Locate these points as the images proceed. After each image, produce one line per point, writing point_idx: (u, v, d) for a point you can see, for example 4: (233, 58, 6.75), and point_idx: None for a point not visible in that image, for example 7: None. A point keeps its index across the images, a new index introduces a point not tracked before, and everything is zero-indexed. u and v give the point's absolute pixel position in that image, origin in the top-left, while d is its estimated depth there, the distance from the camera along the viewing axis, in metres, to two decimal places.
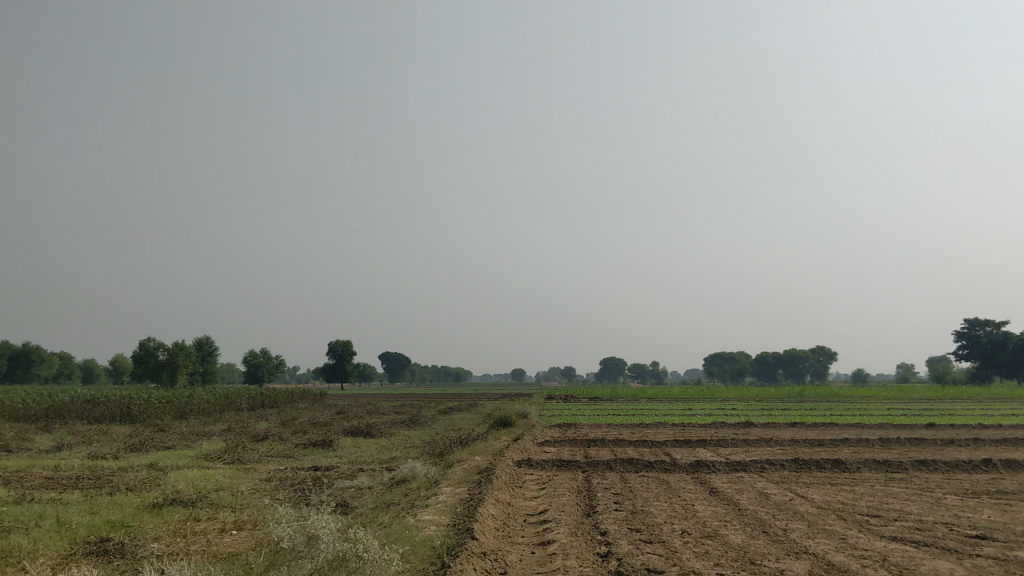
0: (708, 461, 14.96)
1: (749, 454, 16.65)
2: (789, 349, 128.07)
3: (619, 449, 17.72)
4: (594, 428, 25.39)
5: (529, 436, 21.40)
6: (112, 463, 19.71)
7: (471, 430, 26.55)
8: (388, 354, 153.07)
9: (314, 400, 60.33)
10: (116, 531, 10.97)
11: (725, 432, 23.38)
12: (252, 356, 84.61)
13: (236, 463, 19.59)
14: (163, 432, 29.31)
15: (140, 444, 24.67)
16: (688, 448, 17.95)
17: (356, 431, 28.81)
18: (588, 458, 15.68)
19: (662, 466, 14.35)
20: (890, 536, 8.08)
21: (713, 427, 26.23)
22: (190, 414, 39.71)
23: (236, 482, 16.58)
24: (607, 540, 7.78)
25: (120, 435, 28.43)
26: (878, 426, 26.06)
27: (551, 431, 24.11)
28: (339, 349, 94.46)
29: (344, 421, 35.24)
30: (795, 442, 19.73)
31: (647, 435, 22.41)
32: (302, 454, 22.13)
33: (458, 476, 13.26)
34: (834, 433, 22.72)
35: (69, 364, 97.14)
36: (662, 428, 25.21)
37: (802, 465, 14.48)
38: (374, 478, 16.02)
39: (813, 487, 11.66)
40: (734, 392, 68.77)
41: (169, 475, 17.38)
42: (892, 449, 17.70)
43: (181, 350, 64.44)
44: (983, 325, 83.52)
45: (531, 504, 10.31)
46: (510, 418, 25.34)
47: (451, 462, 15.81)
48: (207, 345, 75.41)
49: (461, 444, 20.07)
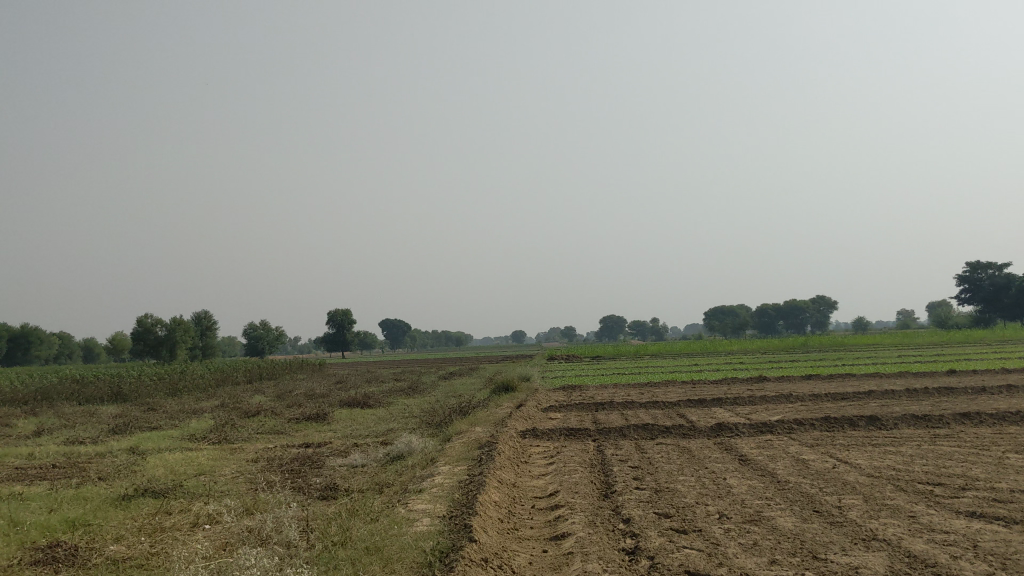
0: (729, 424, 13.69)
1: (773, 413, 15.41)
2: (789, 301, 127.30)
3: (629, 413, 16.50)
4: (601, 390, 24.18)
5: (533, 400, 20.15)
6: (91, 448, 18.45)
7: (472, 396, 25.33)
8: (387, 321, 152.35)
9: (313, 371, 59.25)
10: (73, 533, 9.74)
11: (739, 389, 22.07)
12: (251, 328, 83.41)
13: (222, 444, 18.34)
14: (153, 411, 28.03)
15: (126, 424, 23.52)
16: (704, 409, 16.72)
17: (353, 402, 27.62)
18: (598, 425, 14.43)
19: (680, 431, 13.08)
20: (968, 511, 6.77)
21: (724, 383, 24.97)
22: (183, 391, 38.47)
23: (220, 465, 15.36)
24: (632, 531, 6.51)
25: (106, 416, 27.14)
26: (898, 376, 24.79)
27: (555, 396, 22.85)
28: (339, 317, 93.30)
29: (342, 392, 34.05)
30: (817, 397, 18.47)
31: (657, 395, 21.14)
32: (293, 430, 20.90)
33: (456, 452, 11.96)
34: (854, 386, 21.43)
35: (69, 344, 96.17)
36: (671, 387, 24.00)
37: (834, 424, 13.18)
38: (367, 456, 14.77)
39: (854, 450, 10.37)
40: (739, 345, 67.62)
41: (148, 459, 16.13)
42: (923, 401, 16.40)
43: (181, 325, 63.31)
44: (986, 268, 82.33)
45: (539, 484, 9.05)
46: (512, 383, 24.11)
47: (450, 435, 14.54)
48: (206, 319, 74.22)
49: (462, 412, 18.88)
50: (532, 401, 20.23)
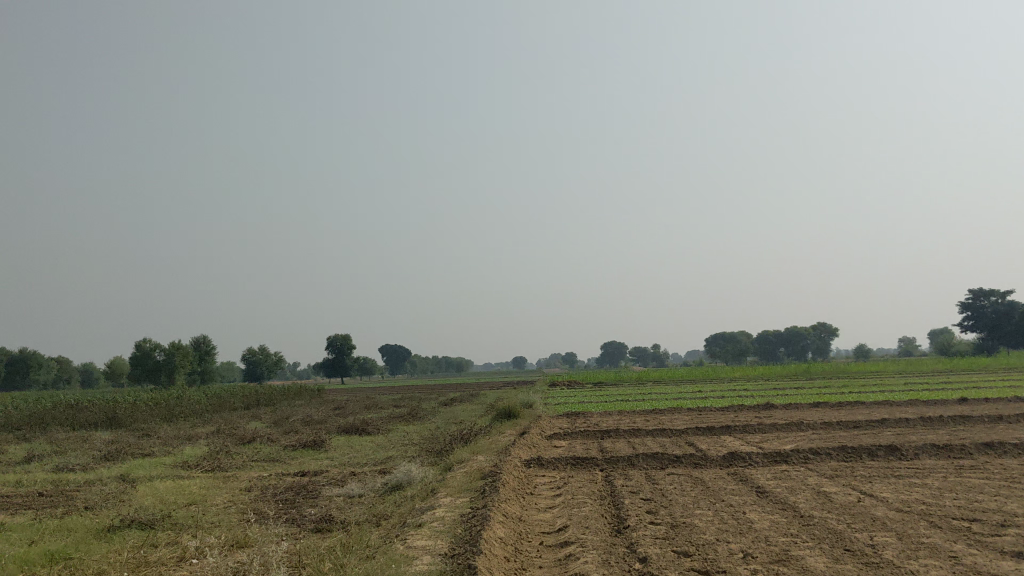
0: (742, 453, 13.16)
1: (786, 441, 14.89)
2: (790, 328, 126.78)
3: (636, 441, 15.97)
4: (605, 417, 23.65)
5: (535, 428, 19.61)
6: (80, 475, 17.91)
7: (473, 423, 24.78)
8: (387, 347, 151.77)
9: (311, 396, 58.66)
10: (52, 568, 9.20)
11: (746, 416, 21.57)
12: (251, 353, 82.83)
13: (215, 471, 17.81)
14: (147, 437, 27.45)
15: (117, 451, 22.95)
16: (714, 437, 16.21)
17: (351, 429, 27.05)
18: (605, 454, 13.91)
19: (692, 460, 12.56)
20: (1013, 552, 6.26)
21: (731, 410, 24.43)
22: (179, 417, 37.87)
23: (212, 494, 14.81)
24: (650, 572, 6.00)
25: (99, 442, 26.55)
26: (910, 404, 24.20)
27: (559, 423, 22.31)
28: (338, 342, 92.76)
29: (340, 418, 33.47)
30: (828, 425, 17.96)
31: (662, 422, 20.63)
32: (289, 457, 20.35)
33: (457, 482, 11.42)
34: (865, 413, 20.91)
35: (67, 368, 95.55)
36: (677, 415, 23.48)
37: (851, 454, 12.67)
38: (365, 485, 14.24)
39: (878, 483, 9.83)
40: (742, 372, 67.09)
41: (138, 488, 15.58)
42: (940, 430, 15.88)
43: (179, 350, 62.78)
44: (988, 296, 81.83)
45: (546, 519, 8.53)
46: (514, 409, 23.58)
47: (451, 464, 14.02)
48: (205, 344, 73.64)
49: (462, 439, 18.35)
50: (534, 427, 19.70)
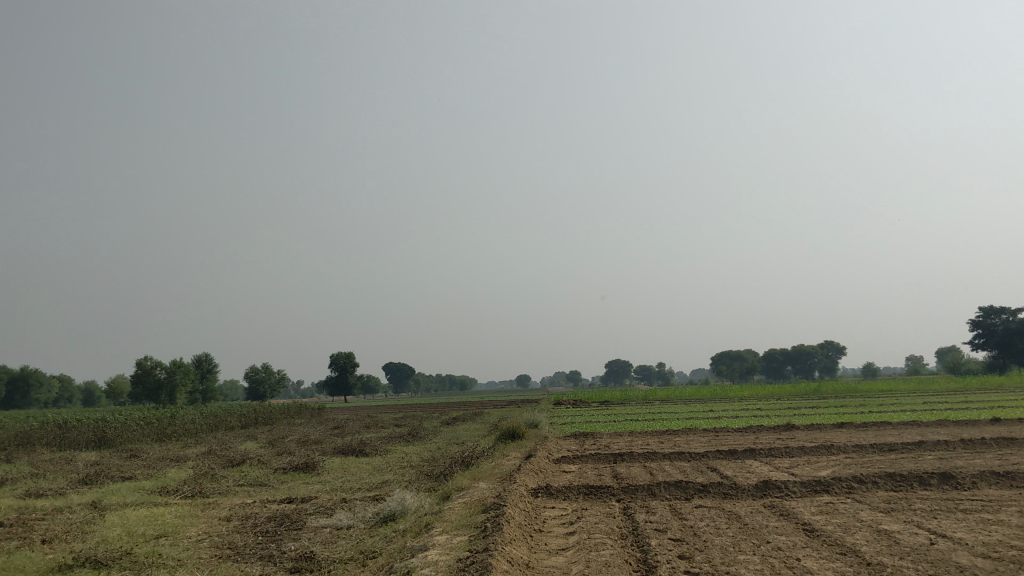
0: (776, 481, 11.73)
1: (820, 467, 13.48)
2: (797, 346, 125.02)
3: (652, 466, 14.55)
4: (616, 439, 22.21)
5: (542, 450, 18.23)
6: (49, 501, 16.49)
7: (475, 444, 23.40)
8: (391, 366, 150.64)
9: (311, 416, 57.24)
10: None
11: (769, 438, 20.19)
12: (254, 371, 81.56)
13: (194, 497, 16.41)
14: (133, 459, 26.05)
15: (97, 474, 21.48)
16: (738, 462, 14.78)
17: (347, 449, 25.67)
18: (621, 480, 12.53)
19: (720, 490, 11.15)
20: None
21: (748, 432, 22.95)
22: (172, 437, 36.42)
23: (186, 525, 13.40)
24: None
25: (82, 464, 25.14)
26: (938, 424, 22.74)
27: (566, 444, 20.87)
28: (341, 360, 91.29)
29: (338, 438, 32.06)
30: (860, 448, 16.56)
31: (679, 444, 19.24)
32: (278, 481, 18.98)
33: (455, 516, 9.99)
34: (895, 435, 19.47)
35: (69, 387, 94.42)
36: (691, 436, 22.05)
37: (901, 482, 11.23)
38: (354, 515, 12.87)
39: (947, 520, 8.42)
40: (753, 390, 65.28)
41: (108, 517, 14.20)
42: (985, 455, 14.46)
43: (180, 368, 61.35)
44: (999, 313, 80.18)
45: (559, 566, 7.14)
46: (518, 429, 22.16)
47: (450, 493, 12.61)
48: (207, 362, 72.31)
49: (464, 462, 17.01)
50: (540, 450, 18.30)
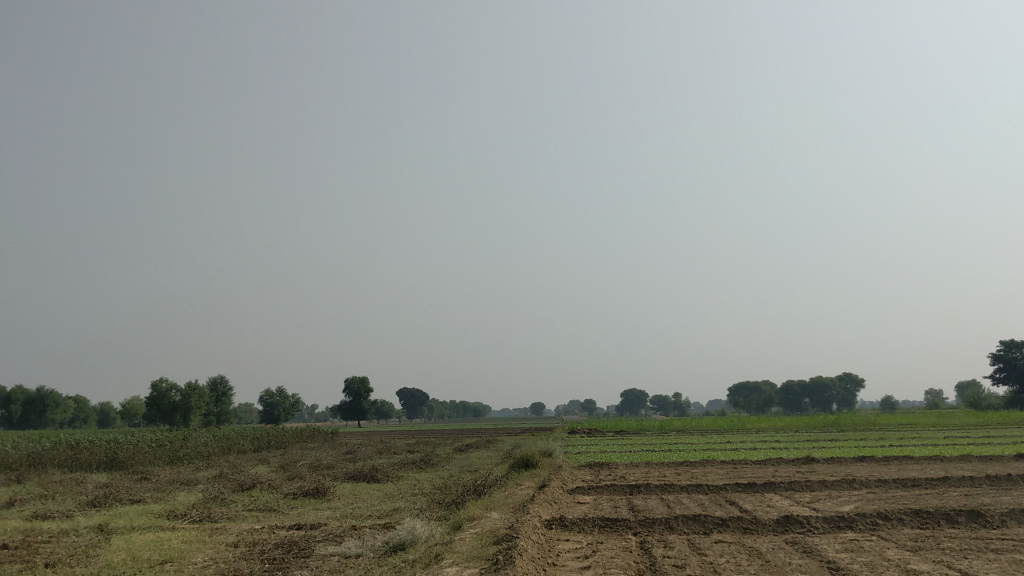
0: (798, 516, 11.36)
1: (842, 503, 13.09)
2: (814, 377, 123.87)
3: (670, 499, 14.18)
4: (631, 469, 21.81)
5: (557, 479, 17.88)
6: (56, 524, 16.30)
7: (488, 472, 23.05)
8: (405, 392, 150.39)
9: (324, 440, 56.97)
10: None
11: (788, 471, 19.76)
12: (268, 395, 81.46)
13: (203, 522, 16.18)
14: (143, 481, 25.83)
15: (105, 496, 21.27)
16: (757, 496, 14.40)
17: (358, 475, 25.36)
18: (637, 513, 12.20)
19: (740, 525, 10.79)
20: None
21: (768, 465, 22.48)
22: (183, 459, 36.22)
23: (192, 550, 13.15)
24: None
25: (92, 486, 24.94)
26: (961, 459, 22.23)
27: (581, 474, 20.50)
28: (355, 385, 91.08)
29: (350, 463, 31.76)
30: (883, 483, 16.13)
31: (697, 476, 18.83)
32: (288, 507, 18.70)
33: (466, 548, 9.69)
34: (918, 470, 19.01)
35: (84, 408, 94.63)
36: (709, 468, 21.62)
37: (928, 519, 10.84)
38: (363, 543, 12.58)
39: (979, 560, 8.07)
40: (770, 421, 64.50)
41: (113, 540, 13.97)
42: (1013, 492, 14.02)
43: (195, 391, 61.30)
44: (1020, 347, 79.06)
45: None
46: (532, 458, 21.82)
47: (461, 522, 12.31)
48: (221, 385, 72.23)
49: (476, 490, 16.69)
50: (555, 479, 17.96)
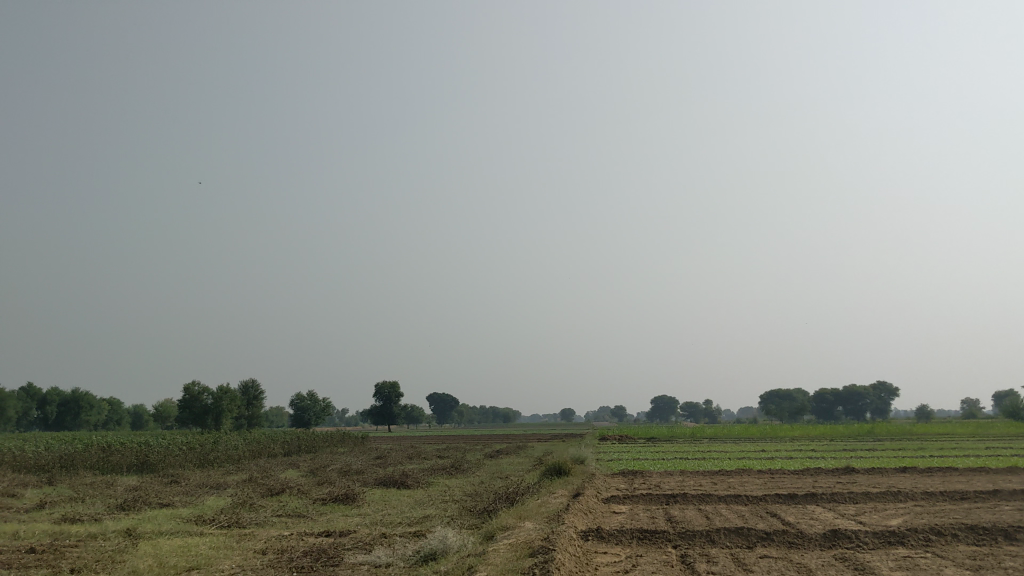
0: (846, 530, 10.88)
1: (891, 516, 12.56)
2: (847, 385, 122.29)
3: (709, 509, 13.73)
4: (665, 477, 21.33)
5: (590, 487, 17.49)
6: (84, 527, 16.18)
7: (519, 479, 22.70)
8: (435, 396, 150.58)
9: (354, 444, 56.92)
10: None
11: (828, 481, 19.22)
12: (299, 399, 81.72)
13: (231, 528, 15.95)
14: (173, 484, 25.73)
15: (135, 499, 21.13)
16: (800, 507, 13.91)
17: (388, 481, 25.10)
18: (677, 525, 11.75)
19: (784, 539, 10.34)
20: None
21: (805, 474, 21.95)
22: (213, 463, 36.19)
23: (219, 557, 12.89)
24: None
25: (121, 489, 24.87)
26: (1005, 470, 21.59)
27: (615, 482, 20.07)
28: (386, 391, 91.09)
29: (379, 468, 31.54)
30: (929, 495, 15.56)
31: (734, 485, 18.36)
32: (317, 513, 18.45)
33: (501, 560, 9.31)
34: (965, 481, 18.40)
35: (118, 410, 95.59)
36: (746, 477, 21.11)
37: (983, 535, 10.30)
38: (393, 553, 12.24)
39: None
40: (803, 430, 63.55)
41: (140, 546, 13.75)
42: None
43: (227, 394, 61.55)
44: None
45: None
46: (565, 465, 21.44)
47: (494, 532, 11.97)
48: (252, 389, 72.46)
49: (508, 498, 16.32)
50: (588, 488, 17.55)
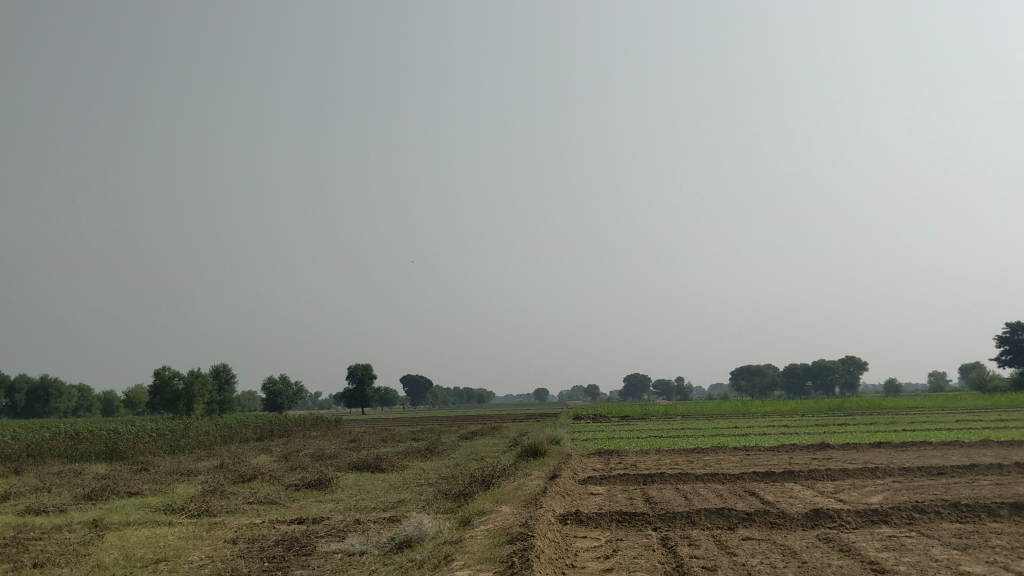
0: (828, 509, 10.72)
1: (870, 493, 12.46)
2: (818, 360, 123.35)
3: (687, 489, 13.56)
4: (642, 457, 21.17)
5: (567, 469, 17.26)
6: (50, 519, 15.75)
7: (496, 461, 22.47)
8: (409, 377, 150.25)
9: (328, 428, 56.48)
10: None
11: (805, 458, 19.12)
12: (271, 382, 81.03)
13: (201, 517, 15.58)
14: (143, 472, 25.25)
15: (102, 489, 20.65)
16: (779, 485, 13.77)
17: (362, 465, 24.79)
18: (656, 506, 11.56)
19: (767, 519, 10.17)
20: None
21: (781, 451, 21.87)
22: (184, 449, 35.67)
23: (188, 548, 12.53)
24: None
25: (89, 478, 24.35)
26: (979, 444, 21.68)
27: (591, 463, 19.89)
28: (359, 373, 90.63)
29: (354, 452, 31.19)
30: (906, 471, 15.51)
31: (711, 464, 18.23)
32: (290, 499, 18.13)
33: (479, 547, 9.07)
34: (941, 456, 18.38)
35: (89, 397, 94.42)
36: (722, 455, 20.96)
37: (966, 512, 10.20)
38: (368, 540, 11.97)
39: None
40: (776, 406, 63.83)
41: (107, 537, 13.36)
42: None
43: (198, 379, 60.83)
44: None
45: None
46: (540, 447, 21.23)
47: (470, 517, 11.72)
48: (225, 373, 71.71)
49: (485, 481, 16.09)
50: (565, 469, 17.33)
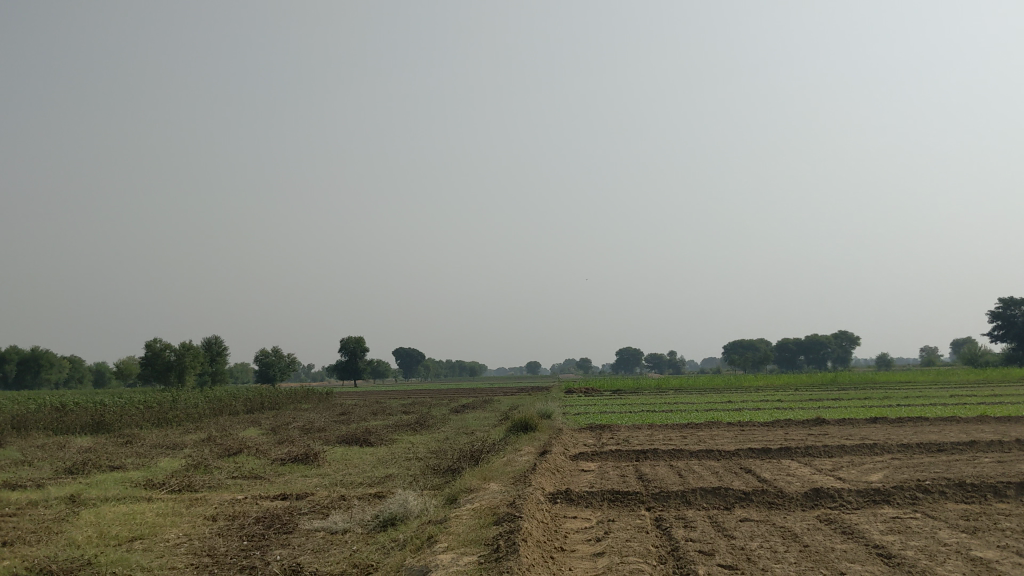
0: (828, 487, 10.32)
1: (869, 471, 12.06)
2: (811, 335, 123.23)
3: (680, 467, 13.12)
4: (634, 433, 20.75)
5: (558, 444, 16.83)
6: (26, 494, 15.30)
7: (486, 435, 22.05)
8: (402, 350, 149.94)
9: (319, 400, 56.10)
10: None
11: (800, 434, 18.69)
12: (263, 354, 80.54)
13: (182, 492, 15.17)
14: (129, 445, 24.81)
15: (84, 463, 20.19)
16: (775, 463, 13.36)
17: (350, 438, 24.39)
18: (650, 484, 11.14)
19: (765, 499, 9.76)
20: None
21: (777, 427, 21.44)
22: (172, 421, 35.23)
23: (166, 525, 12.10)
24: None
25: (73, 451, 23.91)
26: (976, 420, 21.30)
27: (584, 438, 19.45)
28: (351, 345, 90.19)
29: (343, 425, 30.77)
30: (906, 448, 15.11)
31: (704, 440, 17.79)
32: (274, 474, 17.70)
33: (464, 528, 8.63)
34: (938, 433, 17.96)
35: (80, 368, 93.97)
36: (715, 431, 20.53)
37: (972, 492, 9.80)
38: (352, 517, 11.55)
39: None
40: (769, 380, 63.49)
41: (82, 514, 12.91)
42: None
43: (189, 350, 60.30)
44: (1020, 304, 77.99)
45: None
46: (531, 421, 20.80)
47: (457, 495, 11.31)
48: (217, 344, 71.25)
49: (473, 456, 15.66)
50: (556, 444, 16.88)
